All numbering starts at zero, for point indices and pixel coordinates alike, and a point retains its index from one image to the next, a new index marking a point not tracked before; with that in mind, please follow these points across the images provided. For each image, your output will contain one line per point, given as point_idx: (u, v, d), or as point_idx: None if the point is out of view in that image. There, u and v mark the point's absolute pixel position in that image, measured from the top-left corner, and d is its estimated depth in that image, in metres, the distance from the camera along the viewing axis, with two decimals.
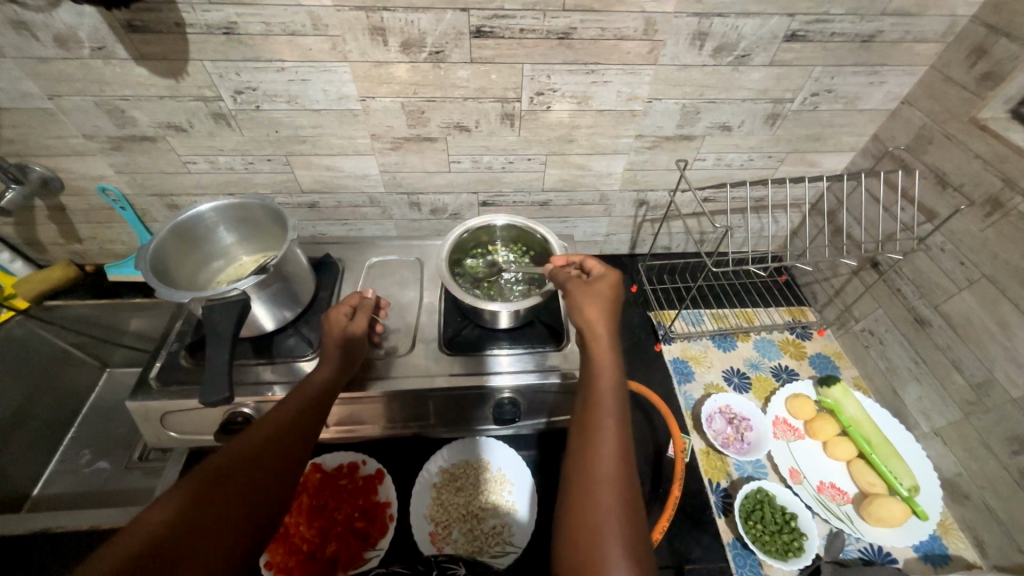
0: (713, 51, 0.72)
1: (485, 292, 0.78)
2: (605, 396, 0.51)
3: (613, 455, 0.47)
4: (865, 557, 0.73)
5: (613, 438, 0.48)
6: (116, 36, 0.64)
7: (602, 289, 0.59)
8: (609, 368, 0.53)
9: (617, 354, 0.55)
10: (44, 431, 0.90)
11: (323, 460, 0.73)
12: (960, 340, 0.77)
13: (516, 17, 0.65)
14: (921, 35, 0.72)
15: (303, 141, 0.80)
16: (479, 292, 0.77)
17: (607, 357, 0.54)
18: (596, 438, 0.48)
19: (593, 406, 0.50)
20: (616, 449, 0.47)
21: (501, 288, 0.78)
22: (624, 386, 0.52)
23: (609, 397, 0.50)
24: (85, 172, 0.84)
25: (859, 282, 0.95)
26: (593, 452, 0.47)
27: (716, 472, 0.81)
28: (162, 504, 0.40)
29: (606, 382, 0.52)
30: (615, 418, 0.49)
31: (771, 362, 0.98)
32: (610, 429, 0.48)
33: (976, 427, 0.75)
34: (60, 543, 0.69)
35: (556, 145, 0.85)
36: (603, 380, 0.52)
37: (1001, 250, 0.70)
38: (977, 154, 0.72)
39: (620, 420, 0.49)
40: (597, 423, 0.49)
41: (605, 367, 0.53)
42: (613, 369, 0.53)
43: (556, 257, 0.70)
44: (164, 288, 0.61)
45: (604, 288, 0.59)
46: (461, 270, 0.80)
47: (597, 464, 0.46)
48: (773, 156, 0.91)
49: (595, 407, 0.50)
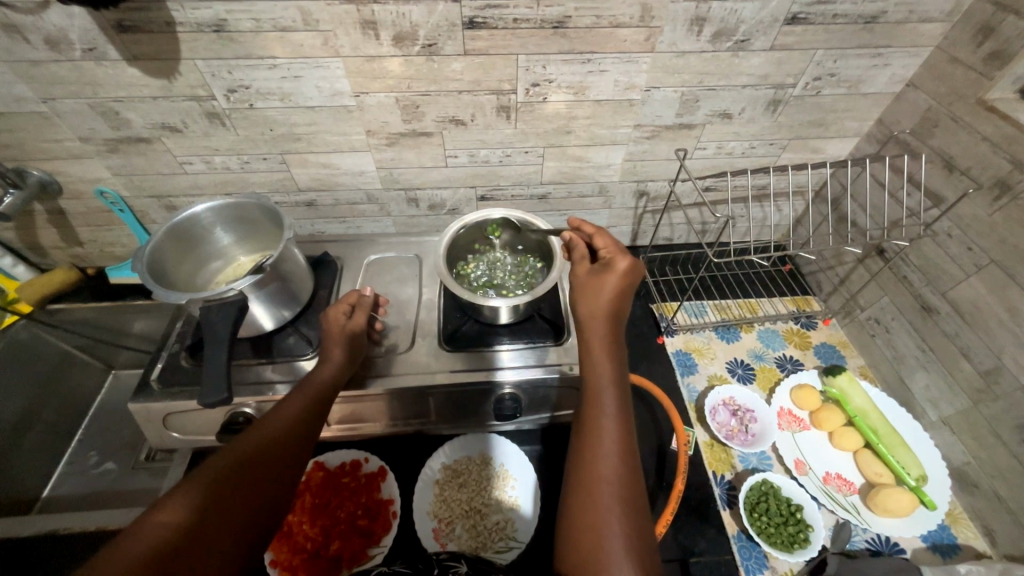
0: (711, 37, 0.70)
1: (494, 291, 0.77)
2: (606, 394, 0.50)
3: (614, 454, 0.46)
4: (872, 548, 0.73)
5: (615, 437, 0.47)
6: (107, 37, 0.64)
7: (606, 280, 0.56)
8: (609, 363, 0.52)
9: (618, 350, 0.54)
10: (52, 433, 0.91)
11: (324, 459, 0.73)
12: (968, 328, 0.75)
13: (508, 7, 0.64)
14: (926, 15, 0.70)
15: (298, 139, 0.80)
16: (483, 289, 0.76)
17: (607, 354, 0.52)
18: (597, 437, 0.47)
19: (593, 404, 0.50)
20: (617, 448, 0.46)
21: (507, 284, 0.78)
22: (625, 383, 0.51)
23: (610, 395, 0.50)
24: (82, 175, 0.84)
25: (864, 270, 0.93)
26: (594, 451, 0.47)
27: (720, 465, 0.81)
28: (171, 503, 0.41)
29: (607, 380, 0.51)
30: (617, 416, 0.49)
31: (775, 353, 0.97)
32: (611, 428, 0.48)
33: (985, 415, 0.74)
34: (67, 544, 0.69)
35: (553, 137, 0.83)
36: (604, 378, 0.51)
37: (1010, 234, 0.68)
38: (984, 137, 0.70)
39: (622, 418, 0.49)
40: (599, 421, 0.48)
41: (606, 365, 0.52)
42: (614, 366, 0.52)
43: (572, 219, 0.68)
44: (160, 289, 0.60)
45: (610, 279, 0.56)
46: (464, 277, 0.78)
47: (599, 463, 0.46)
48: (774, 144, 0.89)
49: (596, 404, 0.50)
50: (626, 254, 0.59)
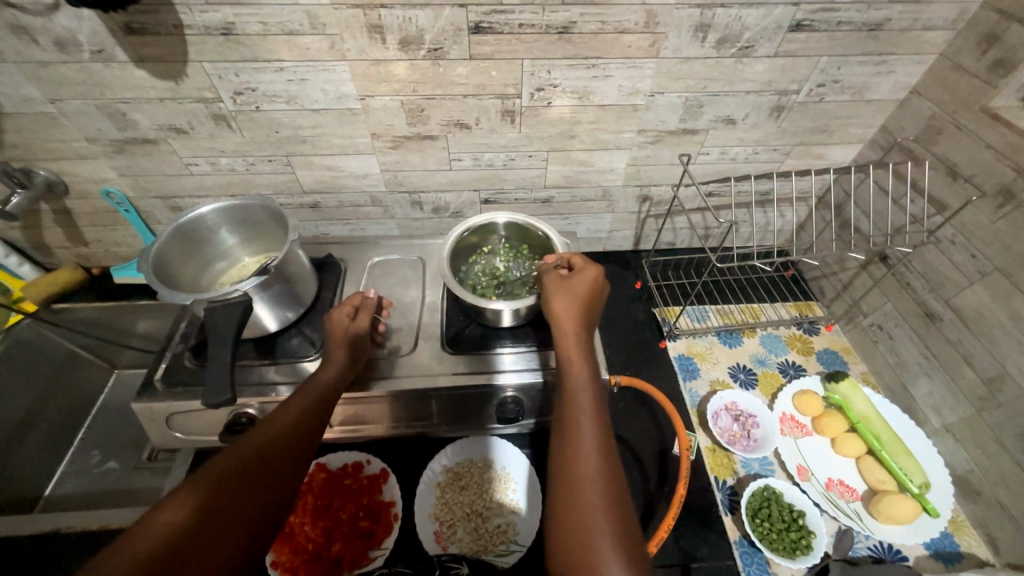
0: (715, 43, 0.71)
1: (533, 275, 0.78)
2: (581, 393, 0.51)
3: (594, 455, 0.46)
4: (874, 555, 0.73)
5: (592, 435, 0.47)
6: (115, 39, 0.64)
7: (576, 287, 0.59)
8: (582, 368, 0.53)
9: (592, 353, 0.55)
10: (55, 432, 0.91)
11: (327, 460, 0.73)
12: (972, 334, 0.75)
13: (514, 12, 0.65)
14: (930, 22, 0.71)
15: (303, 141, 0.80)
16: (514, 293, 0.76)
17: (581, 355, 0.54)
18: (575, 436, 0.47)
19: (571, 407, 0.50)
20: (596, 447, 0.47)
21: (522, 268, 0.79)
22: (599, 383, 0.52)
23: (585, 396, 0.50)
24: (89, 176, 0.84)
25: (867, 276, 0.93)
26: (576, 452, 0.46)
27: (722, 470, 0.81)
28: (173, 503, 0.41)
29: (583, 383, 0.51)
30: (592, 416, 0.49)
31: (777, 358, 0.97)
32: (590, 428, 0.48)
33: (988, 423, 0.74)
34: (69, 542, 0.69)
35: (557, 141, 0.84)
36: (580, 379, 0.52)
37: (1013, 242, 0.68)
38: (988, 144, 0.70)
39: (598, 418, 0.49)
40: (576, 421, 0.49)
41: (580, 366, 0.53)
42: (588, 368, 0.53)
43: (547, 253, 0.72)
44: (165, 290, 0.61)
45: (580, 288, 0.59)
46: (508, 294, 0.76)
47: (580, 463, 0.46)
48: (778, 149, 0.90)
49: (574, 408, 0.50)
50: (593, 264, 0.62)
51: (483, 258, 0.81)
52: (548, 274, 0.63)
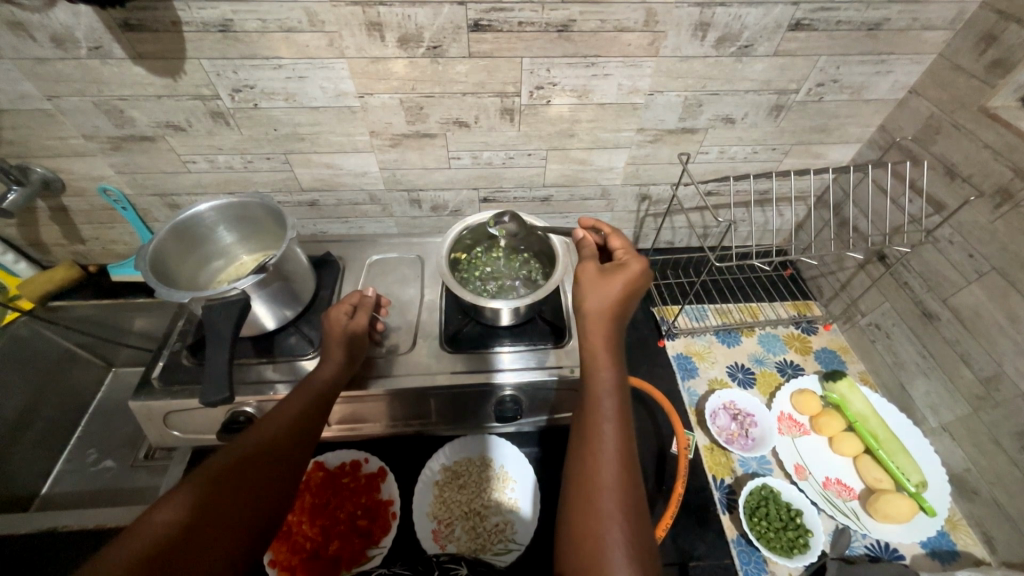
0: (714, 42, 0.71)
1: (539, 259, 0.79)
2: (606, 395, 0.49)
3: (613, 460, 0.45)
4: (871, 553, 0.73)
5: (614, 439, 0.46)
6: (112, 35, 0.64)
7: (614, 280, 0.55)
8: (606, 367, 0.51)
9: (618, 351, 0.53)
10: (49, 431, 0.90)
11: (325, 459, 0.73)
12: (969, 334, 0.75)
13: (514, 10, 0.65)
14: (929, 22, 0.71)
15: (302, 139, 0.80)
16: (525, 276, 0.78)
17: (607, 355, 0.52)
18: (596, 440, 0.46)
19: (594, 408, 0.49)
20: (617, 452, 0.46)
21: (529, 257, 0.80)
22: (625, 385, 0.51)
23: (609, 396, 0.49)
24: (86, 173, 0.84)
25: (865, 275, 0.93)
26: (594, 455, 0.46)
27: (720, 469, 0.81)
28: (171, 502, 0.41)
29: (608, 383, 0.50)
30: (615, 417, 0.48)
31: (775, 357, 0.98)
32: (612, 432, 0.47)
33: (984, 422, 0.74)
34: (64, 541, 0.69)
35: (556, 140, 0.84)
36: (605, 380, 0.50)
37: (1011, 242, 0.68)
38: (986, 145, 0.71)
39: (621, 423, 0.48)
40: (598, 422, 0.47)
41: (607, 367, 0.51)
42: (613, 367, 0.51)
43: (583, 219, 0.68)
44: (163, 287, 0.60)
45: (618, 282, 0.55)
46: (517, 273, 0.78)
47: (599, 468, 0.45)
48: (776, 149, 0.90)
49: (595, 409, 0.48)
50: (638, 258, 0.58)
51: (488, 246, 0.81)
52: (583, 260, 0.59)
